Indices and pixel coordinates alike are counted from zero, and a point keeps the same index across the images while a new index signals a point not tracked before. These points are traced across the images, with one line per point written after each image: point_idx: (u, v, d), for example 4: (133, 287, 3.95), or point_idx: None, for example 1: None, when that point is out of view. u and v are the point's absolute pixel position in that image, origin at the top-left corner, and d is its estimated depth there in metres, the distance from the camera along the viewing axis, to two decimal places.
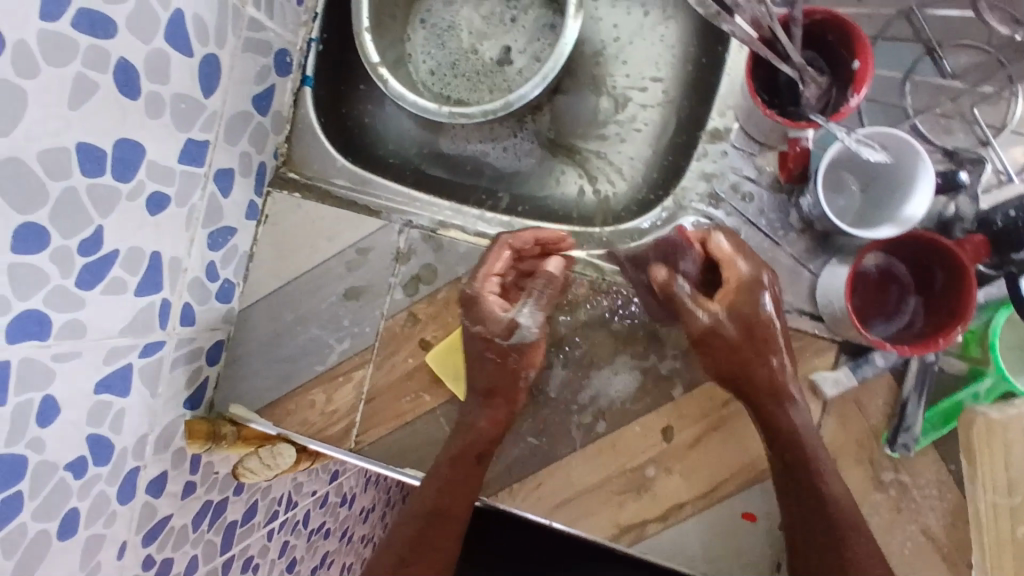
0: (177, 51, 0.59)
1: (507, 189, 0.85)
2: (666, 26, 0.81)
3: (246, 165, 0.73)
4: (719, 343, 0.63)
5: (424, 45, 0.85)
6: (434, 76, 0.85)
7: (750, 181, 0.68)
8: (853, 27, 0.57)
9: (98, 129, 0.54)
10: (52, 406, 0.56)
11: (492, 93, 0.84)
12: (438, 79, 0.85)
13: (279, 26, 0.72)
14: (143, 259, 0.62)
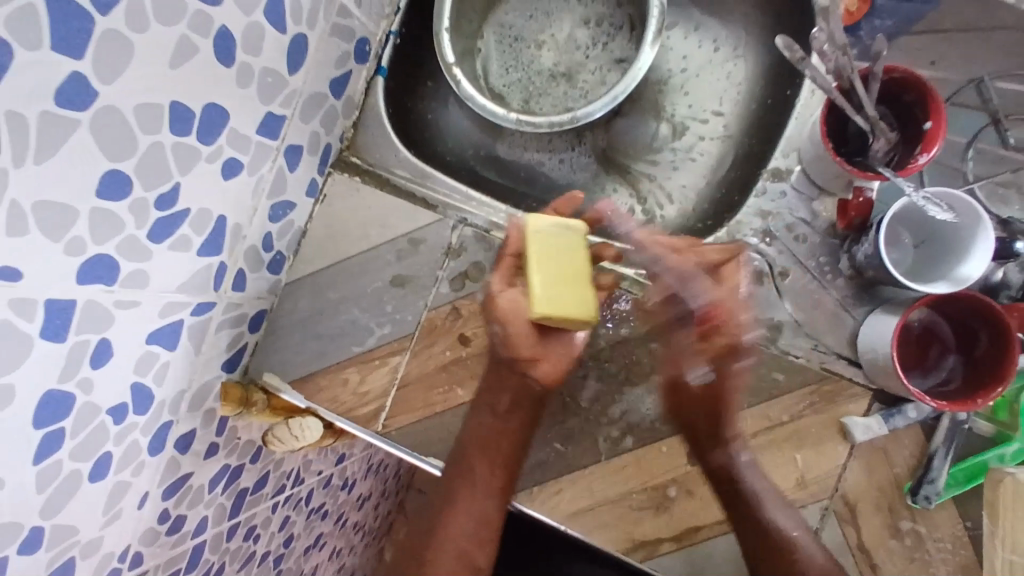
0: (272, 26, 0.61)
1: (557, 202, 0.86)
2: (735, 64, 0.82)
3: (314, 144, 0.74)
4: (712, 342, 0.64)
5: (498, 30, 0.88)
6: (500, 75, 0.87)
7: (804, 223, 0.69)
8: (930, 88, 0.58)
9: (192, 92, 0.55)
10: (106, 349, 0.57)
11: (553, 105, 0.86)
12: (505, 76, 0.87)
13: (365, 15, 0.74)
14: (209, 221, 0.63)
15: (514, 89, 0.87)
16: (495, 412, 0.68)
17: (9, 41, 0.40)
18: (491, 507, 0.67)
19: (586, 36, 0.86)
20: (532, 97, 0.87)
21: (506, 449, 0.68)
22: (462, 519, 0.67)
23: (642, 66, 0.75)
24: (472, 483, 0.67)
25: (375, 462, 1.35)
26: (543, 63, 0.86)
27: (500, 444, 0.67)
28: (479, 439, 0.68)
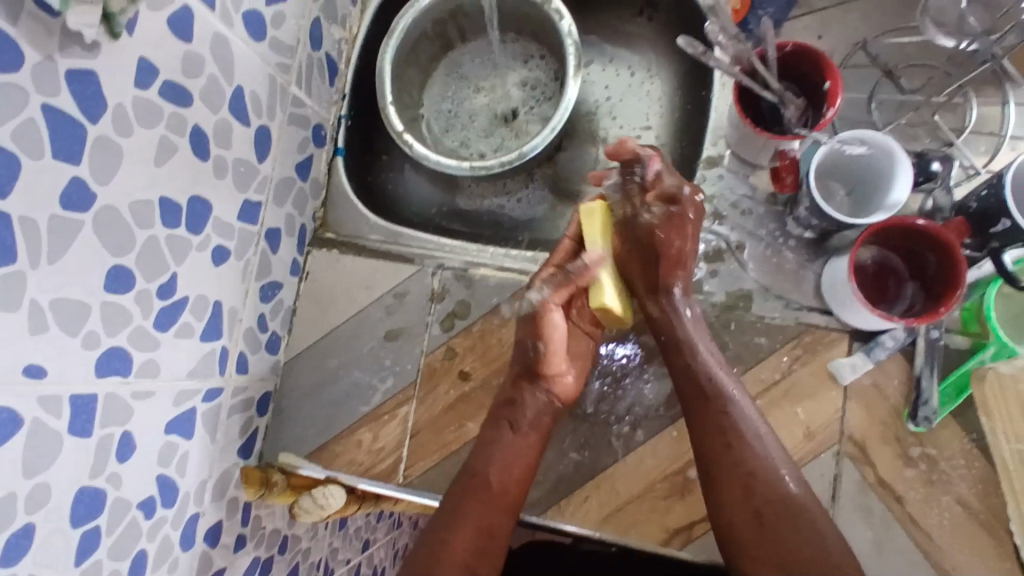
0: (238, 121, 0.68)
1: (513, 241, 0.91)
2: (652, 83, 0.92)
3: (290, 225, 0.80)
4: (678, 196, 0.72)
5: (438, 99, 0.97)
6: (446, 132, 0.95)
7: (747, 198, 0.76)
8: (821, 55, 0.67)
9: (178, 187, 0.61)
10: (130, 443, 0.59)
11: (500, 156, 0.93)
12: (453, 136, 0.95)
13: (316, 104, 0.82)
14: (207, 306, 0.67)
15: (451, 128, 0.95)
16: (517, 428, 0.69)
17: (17, 153, 0.45)
18: (501, 520, 0.65)
19: (519, 90, 0.95)
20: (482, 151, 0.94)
21: (521, 463, 0.68)
22: (470, 527, 0.64)
23: (570, 98, 0.82)
24: (485, 491, 0.66)
25: (400, 547, 1.31)
26: (485, 120, 0.95)
27: (516, 453, 0.68)
28: (495, 450, 0.68)
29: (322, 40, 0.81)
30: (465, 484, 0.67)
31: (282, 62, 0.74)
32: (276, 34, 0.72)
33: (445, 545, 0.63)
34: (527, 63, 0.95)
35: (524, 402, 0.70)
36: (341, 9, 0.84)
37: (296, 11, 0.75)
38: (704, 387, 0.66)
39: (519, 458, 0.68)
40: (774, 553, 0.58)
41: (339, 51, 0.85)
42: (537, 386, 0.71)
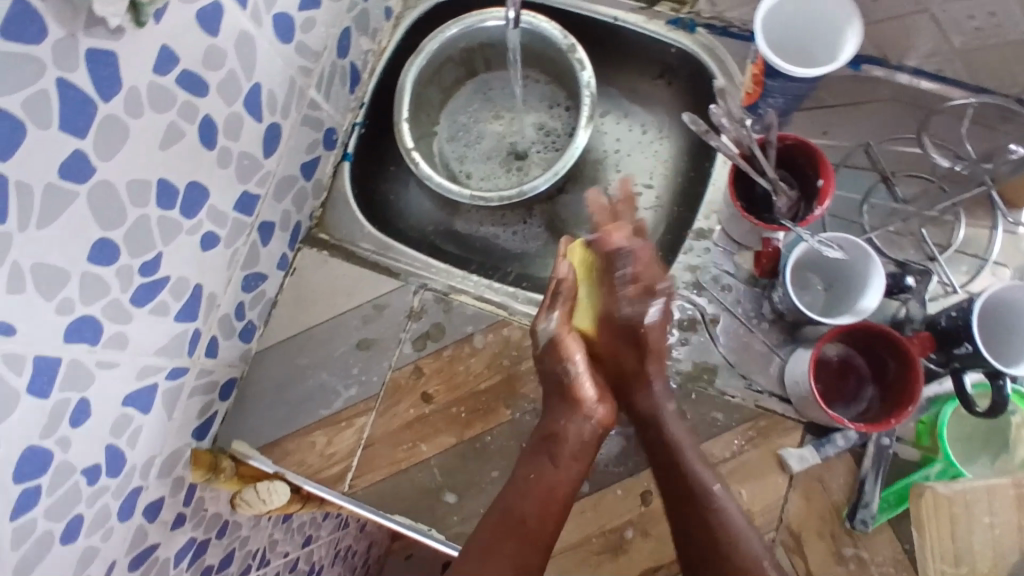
0: (250, 115, 0.70)
1: (500, 274, 0.92)
2: (661, 143, 0.94)
3: (285, 221, 0.81)
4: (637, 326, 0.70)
5: (453, 123, 0.99)
6: (456, 155, 0.98)
7: (729, 275, 0.77)
8: (817, 151, 0.69)
9: (178, 171, 0.63)
10: (85, 409, 0.60)
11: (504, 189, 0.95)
12: (462, 163, 0.97)
13: (332, 108, 0.84)
14: (187, 289, 0.69)
15: (462, 150, 0.98)
16: (558, 461, 0.68)
17: (24, 120, 0.47)
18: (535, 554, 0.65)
19: (533, 129, 0.97)
20: (487, 182, 0.96)
21: (561, 496, 0.67)
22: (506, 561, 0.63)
23: (578, 146, 0.84)
24: (524, 527, 0.65)
25: (342, 548, 1.31)
26: (496, 153, 0.97)
27: (558, 483, 0.68)
28: (536, 478, 0.67)
29: (349, 49, 0.84)
30: (501, 523, 0.65)
31: (305, 65, 0.76)
32: (303, 38, 0.74)
33: None
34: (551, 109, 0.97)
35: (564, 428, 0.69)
36: (372, 22, 0.86)
37: (326, 19, 0.77)
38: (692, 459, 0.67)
39: (559, 491, 0.67)
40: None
41: (365, 61, 0.88)
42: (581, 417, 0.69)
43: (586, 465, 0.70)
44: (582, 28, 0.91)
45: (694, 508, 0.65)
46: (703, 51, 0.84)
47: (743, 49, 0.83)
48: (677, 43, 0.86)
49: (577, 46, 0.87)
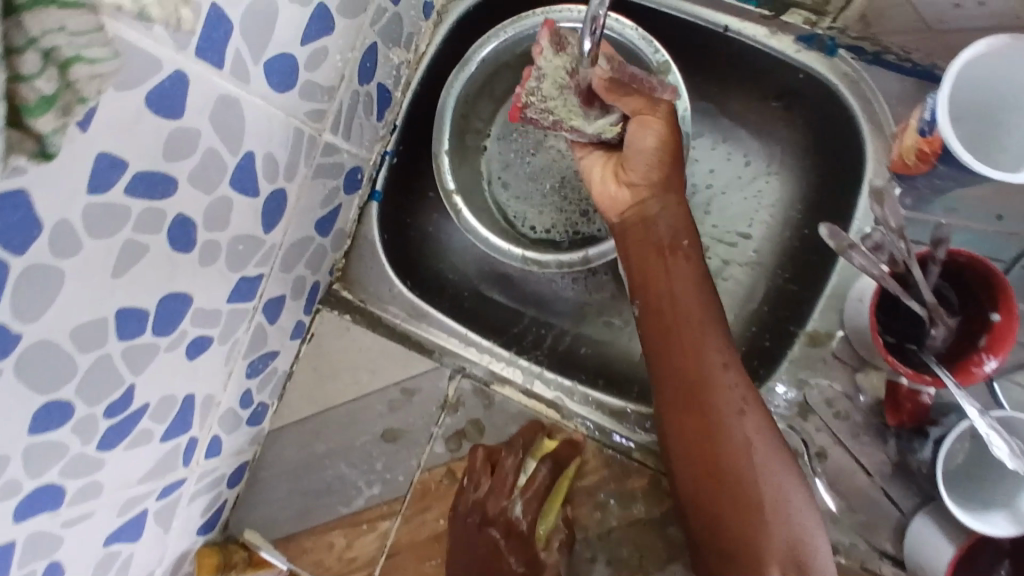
0: (241, 195, 0.54)
1: (556, 337, 0.77)
2: (767, 181, 0.73)
3: (298, 287, 0.68)
4: (641, 171, 0.62)
5: (504, 133, 0.79)
6: (504, 174, 0.79)
7: (845, 398, 0.62)
8: (999, 276, 0.51)
9: (145, 291, 0.49)
10: (56, 570, 0.51)
11: (565, 227, 0.78)
12: (513, 189, 0.79)
13: (355, 146, 0.67)
14: (174, 404, 0.57)
15: (510, 168, 0.79)
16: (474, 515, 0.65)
17: None
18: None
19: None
20: (542, 216, 0.78)
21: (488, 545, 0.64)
22: None
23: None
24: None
25: None
26: (557, 180, 0.78)
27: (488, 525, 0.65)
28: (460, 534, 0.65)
29: (375, 69, 0.65)
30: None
31: (315, 107, 0.59)
32: (310, 76, 0.57)
33: None
34: None
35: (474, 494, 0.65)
36: (405, 27, 0.67)
37: (341, 44, 0.59)
38: (683, 312, 0.58)
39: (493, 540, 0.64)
40: (750, 543, 0.52)
41: (397, 77, 0.69)
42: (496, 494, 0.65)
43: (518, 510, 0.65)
44: (676, 35, 0.70)
45: (664, 339, 0.59)
46: (841, 82, 0.63)
47: (898, 88, 0.61)
48: (807, 67, 0.64)
49: (672, 65, 0.66)
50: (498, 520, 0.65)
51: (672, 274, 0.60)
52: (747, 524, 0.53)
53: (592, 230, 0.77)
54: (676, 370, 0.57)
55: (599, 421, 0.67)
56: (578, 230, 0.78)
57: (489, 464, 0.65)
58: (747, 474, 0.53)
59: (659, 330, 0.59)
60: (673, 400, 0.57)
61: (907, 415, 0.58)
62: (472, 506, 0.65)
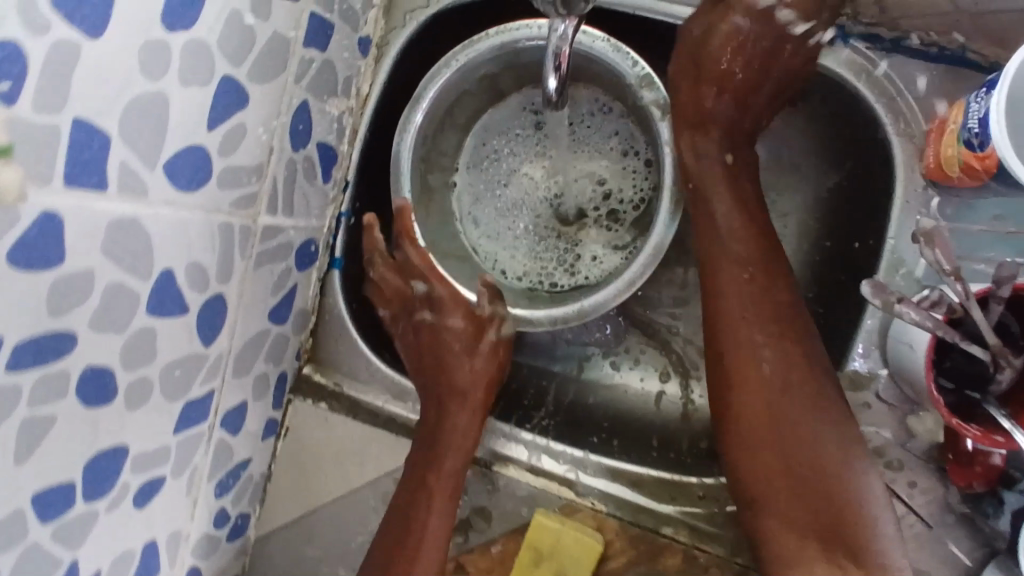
0: (166, 318, 0.46)
1: (557, 391, 0.69)
2: (776, 186, 0.64)
3: (263, 385, 0.60)
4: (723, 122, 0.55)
5: (474, 162, 0.70)
6: (475, 209, 0.69)
7: (896, 445, 0.54)
8: None
9: (64, 463, 0.41)
10: None
11: (541, 274, 0.68)
12: (487, 227, 0.69)
13: (303, 218, 0.58)
14: (132, 558, 0.50)
15: (482, 202, 0.69)
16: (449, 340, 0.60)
17: None
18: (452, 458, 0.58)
19: (592, 181, 0.68)
20: (519, 256, 0.68)
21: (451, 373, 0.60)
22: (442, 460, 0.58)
23: (659, 236, 0.55)
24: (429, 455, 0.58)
25: None
26: (535, 218, 0.69)
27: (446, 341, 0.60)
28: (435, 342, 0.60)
29: (311, 129, 0.56)
30: (417, 488, 0.57)
31: (243, 193, 0.50)
32: (229, 162, 0.48)
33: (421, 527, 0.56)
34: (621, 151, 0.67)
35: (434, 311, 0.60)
36: (340, 72, 0.58)
37: (262, 114, 0.49)
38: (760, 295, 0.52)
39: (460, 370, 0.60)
40: (839, 500, 0.48)
41: (339, 129, 0.60)
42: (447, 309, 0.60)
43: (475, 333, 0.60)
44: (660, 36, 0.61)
45: (816, 400, 0.50)
46: (862, 81, 0.53)
47: (921, 78, 0.52)
48: (815, 64, 0.54)
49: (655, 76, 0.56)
50: (435, 376, 0.60)
51: (779, 321, 0.52)
52: (815, 462, 0.49)
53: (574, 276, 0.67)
54: (828, 444, 0.49)
55: (618, 495, 0.59)
56: (557, 278, 0.67)
57: (394, 268, 0.60)
58: (838, 480, 0.49)
59: (810, 387, 0.50)
60: (822, 475, 0.49)
61: (977, 478, 0.51)
62: (406, 308, 0.61)
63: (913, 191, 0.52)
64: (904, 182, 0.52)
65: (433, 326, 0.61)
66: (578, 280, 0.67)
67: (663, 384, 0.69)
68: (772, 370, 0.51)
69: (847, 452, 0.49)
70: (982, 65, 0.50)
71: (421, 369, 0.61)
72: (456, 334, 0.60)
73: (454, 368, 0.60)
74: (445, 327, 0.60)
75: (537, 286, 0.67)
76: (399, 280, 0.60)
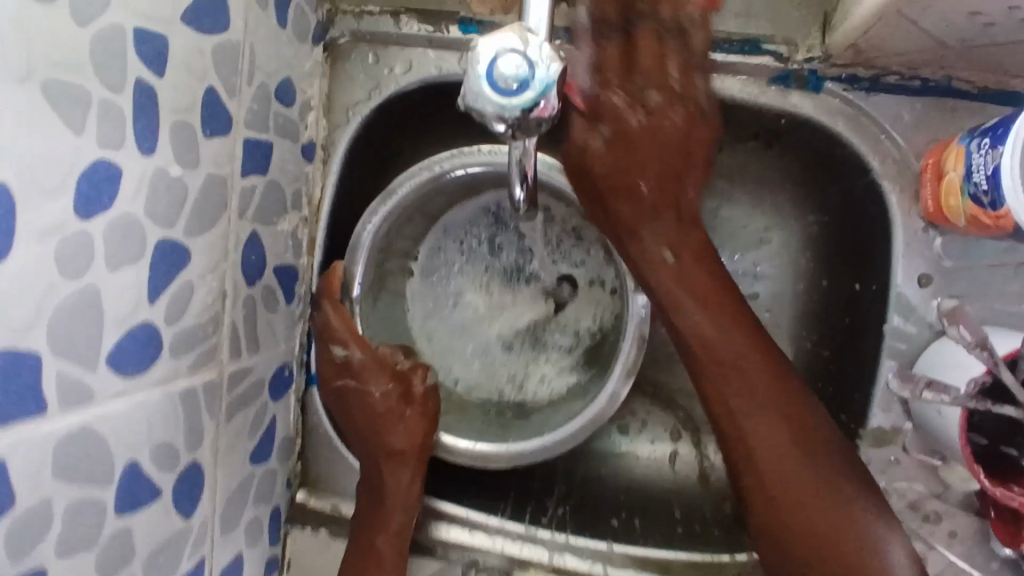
0: (139, 511, 0.42)
1: (565, 472, 0.65)
2: (763, 225, 0.59)
3: (256, 529, 0.56)
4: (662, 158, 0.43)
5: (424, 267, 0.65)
6: (426, 316, 0.65)
7: (932, 497, 0.51)
8: None
9: None
10: None
11: (488, 389, 0.65)
12: (434, 339, 0.65)
13: (270, 348, 0.54)
14: None
15: (431, 313, 0.65)
16: (375, 401, 0.55)
17: None
18: (389, 519, 0.54)
19: (542, 301, 0.65)
20: (469, 370, 0.65)
21: (379, 438, 0.55)
22: (388, 528, 0.54)
23: (613, 387, 0.56)
24: (373, 519, 0.55)
25: None
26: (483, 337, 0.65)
27: (374, 404, 0.55)
28: (359, 400, 0.56)
29: (264, 256, 0.52)
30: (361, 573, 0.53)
31: (201, 350, 0.46)
32: (179, 326, 0.43)
33: None
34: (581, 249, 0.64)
35: (357, 370, 0.55)
36: (287, 188, 0.54)
37: (206, 264, 0.45)
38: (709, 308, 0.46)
39: (379, 435, 0.55)
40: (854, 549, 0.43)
41: (295, 245, 0.56)
42: (371, 367, 0.55)
43: (399, 389, 0.56)
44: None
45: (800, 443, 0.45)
46: (840, 123, 0.50)
47: (906, 112, 0.48)
48: (791, 110, 0.51)
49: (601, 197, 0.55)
50: (367, 440, 0.56)
51: (735, 341, 0.46)
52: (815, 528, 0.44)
53: (522, 395, 0.64)
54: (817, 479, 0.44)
55: None
56: (506, 395, 0.64)
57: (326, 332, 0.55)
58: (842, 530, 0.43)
59: (773, 412, 0.45)
60: (814, 515, 0.44)
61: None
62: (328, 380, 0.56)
63: (913, 235, 0.49)
64: (902, 225, 0.49)
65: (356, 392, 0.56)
66: (527, 399, 0.64)
67: (675, 444, 0.65)
68: (749, 409, 0.45)
69: (834, 484, 0.44)
70: (971, 91, 0.47)
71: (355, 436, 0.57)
72: (385, 403, 0.56)
73: (386, 429, 0.55)
74: (370, 398, 0.56)
75: (483, 400, 0.64)
76: (323, 340, 0.55)
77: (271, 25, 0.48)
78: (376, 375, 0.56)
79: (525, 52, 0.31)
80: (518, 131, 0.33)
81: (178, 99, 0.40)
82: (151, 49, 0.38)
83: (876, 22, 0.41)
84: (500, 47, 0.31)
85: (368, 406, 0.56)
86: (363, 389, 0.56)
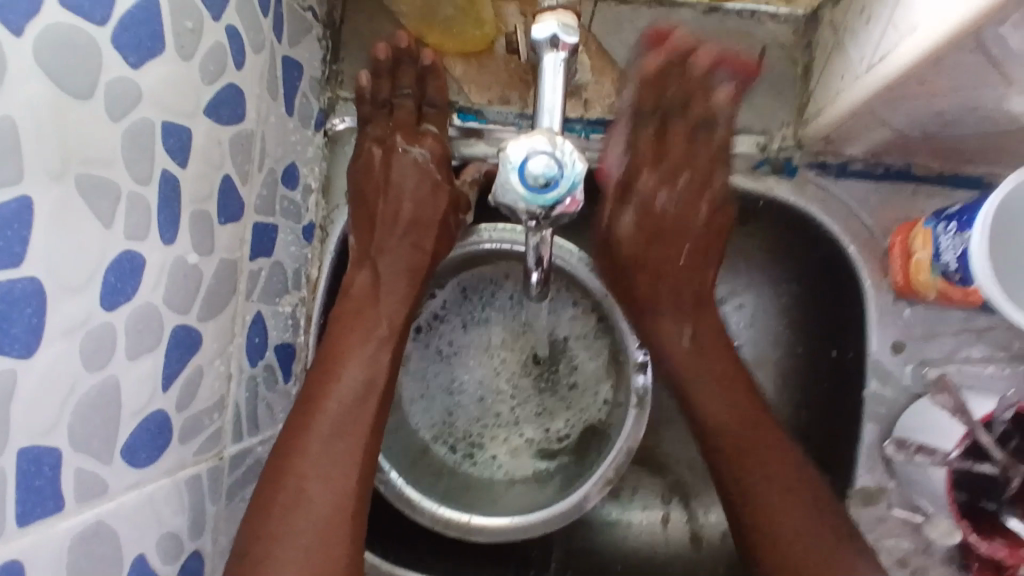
0: None
1: (561, 541, 0.65)
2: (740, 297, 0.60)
3: None
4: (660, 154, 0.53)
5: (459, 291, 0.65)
6: (441, 345, 0.65)
7: (919, 552, 0.54)
8: None
9: None
10: None
11: (459, 446, 0.64)
12: (440, 377, 0.65)
13: (268, 429, 0.54)
14: None
15: (446, 349, 0.65)
16: (400, 228, 0.52)
17: None
18: (346, 448, 0.47)
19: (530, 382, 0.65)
20: (462, 420, 0.65)
21: (391, 258, 0.52)
22: (349, 452, 0.47)
23: (589, 491, 0.56)
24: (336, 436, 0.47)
25: None
26: (467, 385, 0.65)
27: (394, 245, 0.52)
28: (383, 200, 0.53)
29: (265, 337, 0.52)
30: (271, 497, 0.45)
31: (207, 435, 0.45)
32: (190, 411, 0.43)
33: (305, 481, 0.46)
34: (583, 343, 0.65)
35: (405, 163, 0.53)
36: (287, 268, 0.54)
37: (216, 347, 0.45)
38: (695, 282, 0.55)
39: (379, 295, 0.51)
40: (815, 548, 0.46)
41: (294, 323, 0.56)
42: (413, 218, 0.52)
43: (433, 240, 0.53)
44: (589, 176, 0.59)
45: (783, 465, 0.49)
46: (814, 205, 0.54)
47: (872, 195, 0.54)
48: (769, 194, 0.56)
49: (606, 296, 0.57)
50: (377, 215, 0.53)
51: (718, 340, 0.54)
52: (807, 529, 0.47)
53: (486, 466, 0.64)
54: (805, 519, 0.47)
55: None
56: (472, 458, 0.64)
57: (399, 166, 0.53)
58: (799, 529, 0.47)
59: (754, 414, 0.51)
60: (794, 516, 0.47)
61: None
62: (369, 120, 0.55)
63: (885, 306, 0.53)
64: (875, 298, 0.53)
65: (408, 154, 0.53)
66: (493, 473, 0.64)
67: (667, 509, 0.66)
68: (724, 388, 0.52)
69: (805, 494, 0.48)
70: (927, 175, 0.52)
71: (352, 309, 0.51)
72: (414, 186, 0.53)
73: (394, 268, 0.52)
74: (399, 185, 0.53)
75: (448, 456, 0.64)
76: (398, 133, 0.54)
77: (280, 115, 0.50)
78: (430, 211, 0.53)
79: (553, 153, 0.34)
80: (543, 220, 0.37)
81: (198, 188, 0.41)
82: (177, 144, 0.39)
83: (848, 118, 0.45)
84: (529, 148, 0.34)
85: (398, 167, 0.53)
86: (394, 190, 0.53)
